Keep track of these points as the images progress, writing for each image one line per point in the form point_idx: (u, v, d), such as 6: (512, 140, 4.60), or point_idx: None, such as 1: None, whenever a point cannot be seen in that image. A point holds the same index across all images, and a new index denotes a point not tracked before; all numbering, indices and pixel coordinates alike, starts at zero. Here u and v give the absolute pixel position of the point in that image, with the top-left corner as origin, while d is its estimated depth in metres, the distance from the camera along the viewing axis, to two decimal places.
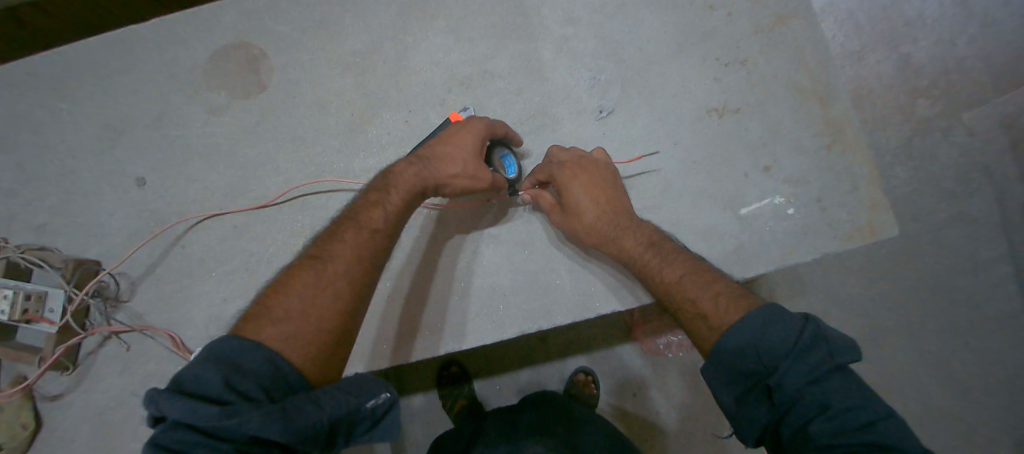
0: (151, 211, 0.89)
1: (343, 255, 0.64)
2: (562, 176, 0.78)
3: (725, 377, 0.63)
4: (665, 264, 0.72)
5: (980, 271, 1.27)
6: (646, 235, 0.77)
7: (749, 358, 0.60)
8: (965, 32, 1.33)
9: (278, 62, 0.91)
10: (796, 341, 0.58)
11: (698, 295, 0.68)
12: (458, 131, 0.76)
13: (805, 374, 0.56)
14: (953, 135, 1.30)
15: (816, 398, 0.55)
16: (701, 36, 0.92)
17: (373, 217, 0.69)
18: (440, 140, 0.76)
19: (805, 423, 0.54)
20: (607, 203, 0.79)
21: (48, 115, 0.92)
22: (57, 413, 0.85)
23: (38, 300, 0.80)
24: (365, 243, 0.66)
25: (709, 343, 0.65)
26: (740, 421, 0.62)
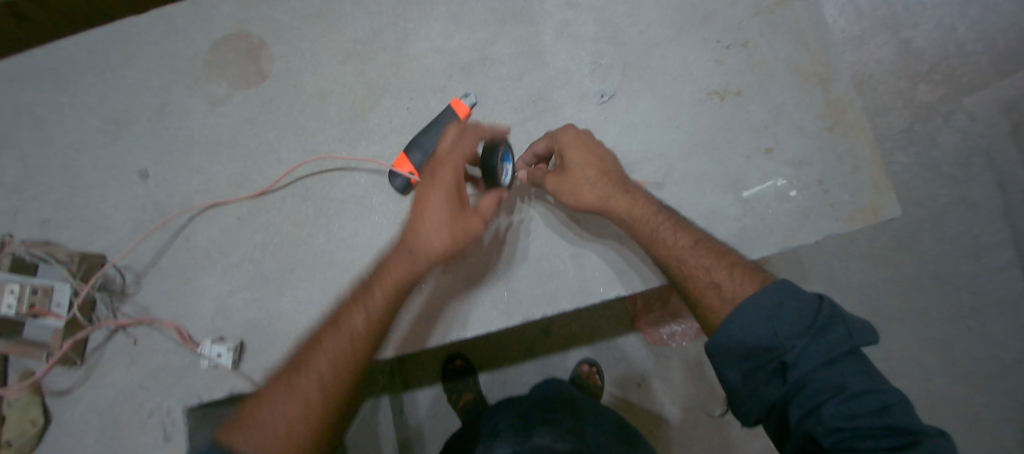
0: (154, 204, 0.89)
1: (325, 370, 0.67)
2: (561, 138, 0.78)
3: (738, 351, 0.63)
4: (677, 231, 0.73)
5: (983, 254, 1.27)
6: (648, 204, 0.76)
7: (764, 331, 0.61)
8: (966, 14, 1.32)
9: (278, 53, 0.90)
10: (815, 320, 0.60)
11: (712, 265, 0.70)
12: (424, 212, 0.71)
13: (823, 354, 0.58)
14: (955, 117, 1.30)
15: (831, 380, 0.57)
16: (702, 19, 0.91)
17: (352, 319, 0.71)
18: (411, 227, 0.72)
19: (818, 404, 0.56)
20: (607, 170, 0.78)
21: (50, 110, 0.92)
22: (65, 407, 0.85)
23: (44, 293, 0.79)
24: (341, 347, 0.69)
25: (721, 313, 0.67)
26: (744, 397, 0.63)
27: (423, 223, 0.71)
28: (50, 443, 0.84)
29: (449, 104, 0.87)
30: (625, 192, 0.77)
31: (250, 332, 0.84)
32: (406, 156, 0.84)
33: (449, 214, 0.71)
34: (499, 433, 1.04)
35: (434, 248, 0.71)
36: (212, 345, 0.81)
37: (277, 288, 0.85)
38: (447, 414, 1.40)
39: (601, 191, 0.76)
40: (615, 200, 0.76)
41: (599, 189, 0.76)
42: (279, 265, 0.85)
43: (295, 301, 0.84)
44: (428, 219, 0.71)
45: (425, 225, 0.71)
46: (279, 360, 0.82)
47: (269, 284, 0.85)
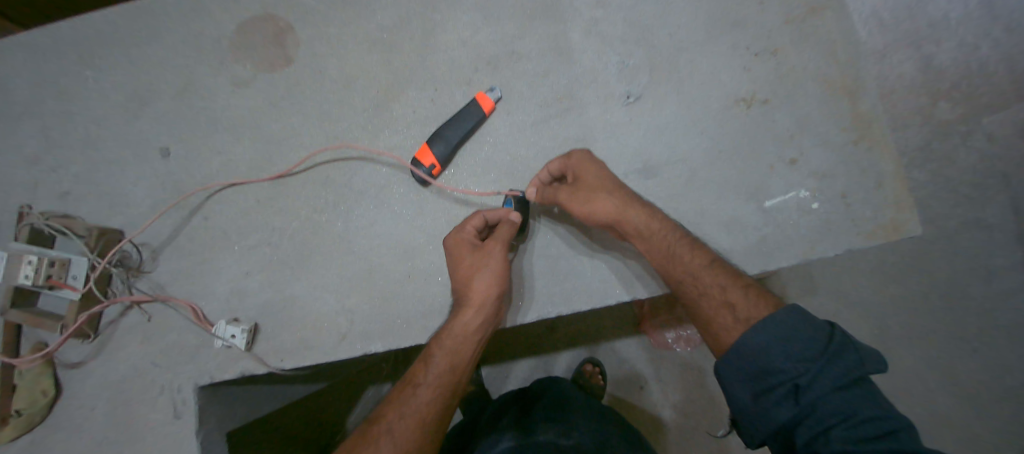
0: (174, 182, 0.89)
1: (403, 432, 0.71)
2: (576, 157, 0.78)
3: (751, 370, 0.63)
4: (695, 248, 0.73)
5: (997, 277, 1.25)
6: (665, 219, 0.75)
7: (779, 354, 0.61)
8: (992, 34, 1.31)
9: (304, 37, 0.90)
10: (828, 345, 0.61)
11: (728, 284, 0.69)
12: (471, 269, 0.75)
13: (835, 379, 0.58)
14: (975, 138, 1.29)
15: (842, 404, 0.56)
16: (731, 24, 0.91)
17: (418, 373, 0.75)
18: (460, 284, 0.76)
19: (827, 427, 0.56)
20: (622, 185, 0.77)
21: (73, 83, 0.92)
22: (77, 380, 0.85)
23: (61, 266, 0.80)
24: (414, 402, 0.73)
25: (734, 334, 0.66)
26: (752, 416, 0.64)
27: (473, 281, 0.74)
28: (60, 416, 0.85)
29: (473, 98, 0.87)
30: (643, 205, 0.75)
31: (264, 315, 0.84)
32: (428, 146, 0.84)
33: (483, 256, 0.75)
34: (503, 427, 1.04)
35: (490, 301, 0.75)
36: (227, 326, 0.82)
37: (294, 273, 0.85)
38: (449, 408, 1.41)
39: (617, 204, 0.74)
40: (633, 213, 0.73)
41: (616, 202, 0.74)
42: (296, 250, 0.85)
43: (311, 287, 0.84)
44: (477, 277, 0.74)
45: (476, 283, 0.74)
46: (292, 345, 0.82)
47: (285, 269, 0.85)
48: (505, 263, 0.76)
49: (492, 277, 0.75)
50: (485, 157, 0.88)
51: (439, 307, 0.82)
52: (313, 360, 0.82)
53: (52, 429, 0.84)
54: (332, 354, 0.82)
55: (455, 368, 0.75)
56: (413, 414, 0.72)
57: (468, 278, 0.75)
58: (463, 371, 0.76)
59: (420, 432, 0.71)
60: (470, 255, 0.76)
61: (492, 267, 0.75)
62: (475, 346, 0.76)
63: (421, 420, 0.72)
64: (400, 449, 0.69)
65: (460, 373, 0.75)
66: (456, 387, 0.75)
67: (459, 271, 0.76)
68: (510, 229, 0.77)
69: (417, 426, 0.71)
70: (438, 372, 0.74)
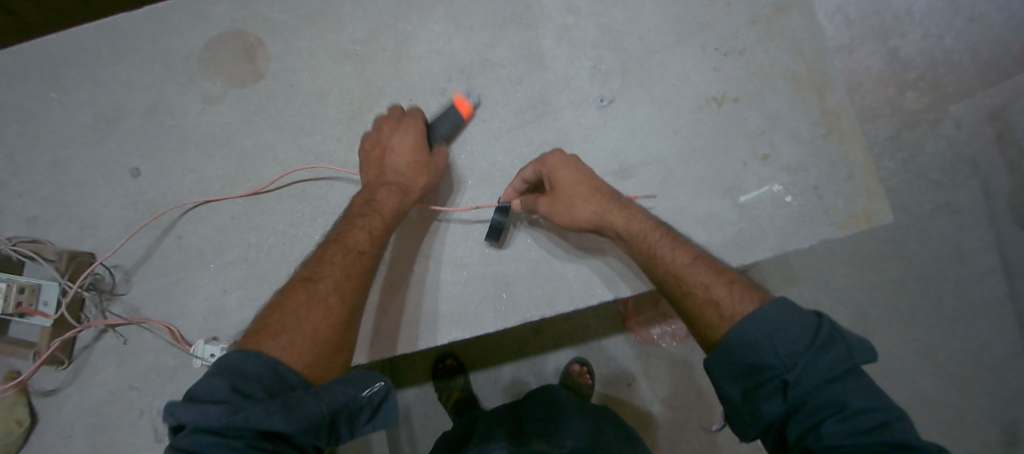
0: (146, 202, 0.87)
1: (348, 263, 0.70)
2: (549, 161, 0.77)
3: (740, 368, 0.64)
4: (675, 247, 0.73)
5: (969, 260, 1.29)
6: (643, 219, 0.77)
7: (766, 351, 0.62)
8: (954, 25, 1.35)
9: (274, 50, 0.89)
10: (814, 338, 0.61)
11: (711, 281, 0.70)
12: (377, 160, 0.79)
13: (823, 373, 0.59)
14: (942, 126, 1.32)
15: (832, 397, 0.58)
16: (700, 25, 0.92)
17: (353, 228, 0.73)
18: (391, 157, 0.78)
19: (819, 422, 0.57)
20: (598, 187, 0.78)
21: (38, 105, 0.90)
22: (53, 408, 0.83)
23: (32, 293, 0.78)
24: (348, 260, 0.70)
25: (721, 331, 0.67)
26: (743, 413, 0.64)
27: (406, 147, 0.77)
28: (37, 446, 0.83)
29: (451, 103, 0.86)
30: (621, 207, 0.77)
31: (245, 333, 0.83)
32: None
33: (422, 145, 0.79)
34: (493, 437, 1.04)
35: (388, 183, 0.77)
36: (206, 346, 0.81)
37: (273, 289, 0.84)
38: (440, 416, 1.41)
39: (596, 208, 0.76)
40: (611, 216, 0.76)
41: (594, 207, 0.76)
42: (274, 267, 0.84)
43: None
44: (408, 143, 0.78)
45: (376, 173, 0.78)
46: None
47: (264, 285, 0.84)
48: (407, 145, 0.78)
49: (390, 156, 0.78)
50: (461, 165, 0.88)
51: (426, 315, 0.84)
52: None
53: None
54: None
55: (356, 258, 0.71)
56: (314, 295, 0.67)
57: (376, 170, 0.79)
58: (366, 259, 0.72)
59: (355, 284, 0.70)
60: (378, 149, 0.79)
61: (394, 154, 0.78)
62: (373, 237, 0.73)
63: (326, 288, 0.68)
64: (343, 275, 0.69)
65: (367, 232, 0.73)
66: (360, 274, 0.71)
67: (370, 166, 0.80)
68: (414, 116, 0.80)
69: (330, 319, 0.65)
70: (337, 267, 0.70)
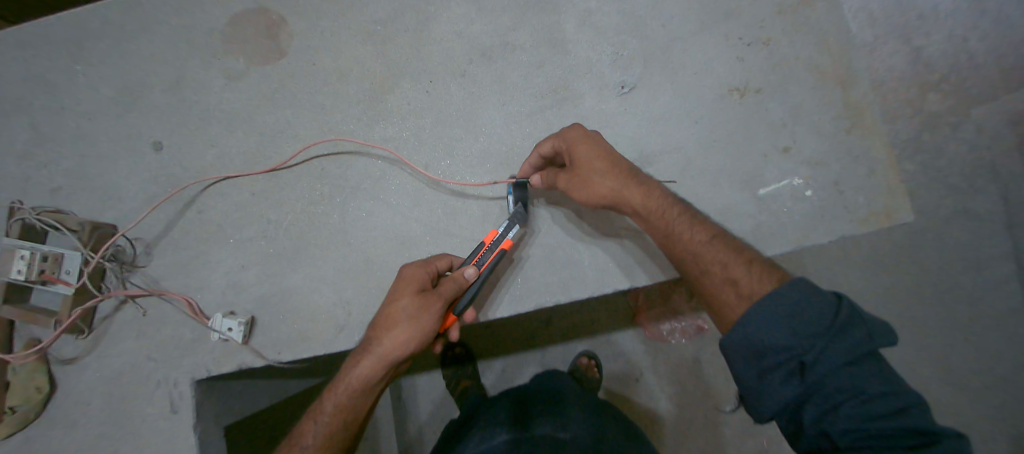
0: (167, 176, 0.88)
1: (345, 398, 0.70)
2: (569, 136, 0.76)
3: (756, 347, 0.62)
4: (693, 226, 0.73)
5: (989, 266, 1.27)
6: (664, 196, 0.74)
7: (783, 330, 0.60)
8: (980, 26, 1.32)
9: (296, 29, 0.90)
10: (834, 319, 0.59)
11: (730, 261, 0.69)
12: (398, 315, 0.69)
13: (841, 355, 0.58)
14: (964, 129, 1.30)
15: (849, 382, 0.57)
16: (725, 14, 0.91)
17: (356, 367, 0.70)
18: (389, 318, 0.70)
19: (835, 406, 0.57)
20: (618, 162, 0.75)
21: (63, 78, 0.91)
22: (73, 376, 0.85)
23: (55, 261, 0.80)
24: (348, 400, 0.70)
25: (738, 310, 0.67)
26: (757, 394, 0.63)
27: (401, 310, 0.69)
28: (56, 412, 0.84)
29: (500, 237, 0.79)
30: (640, 183, 0.74)
31: (262, 308, 0.83)
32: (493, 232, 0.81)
33: (421, 300, 0.69)
34: (499, 421, 1.04)
35: (392, 362, 0.69)
36: (223, 319, 0.81)
37: (290, 266, 0.84)
38: (447, 403, 1.42)
39: (614, 184, 0.73)
40: (630, 192, 0.73)
41: (612, 183, 0.73)
42: (292, 243, 0.85)
43: (308, 279, 0.84)
44: (405, 313, 0.69)
45: (390, 335, 0.69)
46: (290, 338, 0.82)
47: (281, 262, 0.85)
48: (436, 327, 0.69)
49: (407, 335, 0.68)
50: (480, 148, 0.88)
51: None
52: (313, 352, 0.82)
53: (48, 425, 0.84)
54: (332, 346, 0.82)
55: (346, 426, 0.71)
56: (309, 447, 0.70)
57: (385, 327, 0.69)
58: (355, 424, 0.72)
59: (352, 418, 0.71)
60: (407, 299, 0.70)
61: (418, 326, 0.68)
62: (369, 399, 0.71)
63: (319, 448, 0.70)
64: (341, 410, 0.70)
65: (362, 398, 0.70)
66: (350, 434, 0.72)
67: (387, 310, 0.71)
68: (456, 284, 0.71)
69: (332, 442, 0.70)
70: (328, 430, 0.70)
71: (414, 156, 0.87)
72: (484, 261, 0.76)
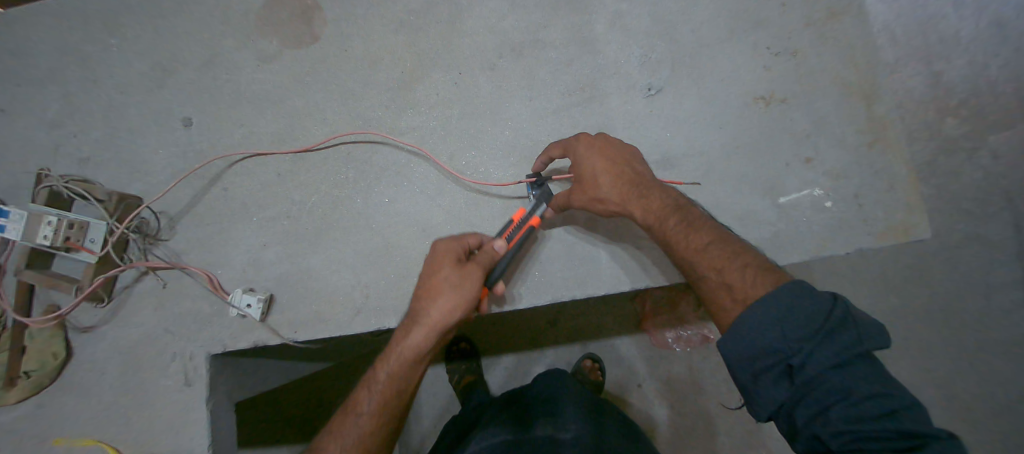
0: (196, 152, 0.89)
1: (396, 369, 0.70)
2: (575, 149, 0.75)
3: (746, 350, 0.58)
4: (690, 231, 0.68)
5: (999, 293, 1.26)
6: (663, 202, 0.71)
7: (771, 333, 0.56)
8: (1002, 53, 1.33)
9: (330, 15, 0.91)
10: (824, 321, 0.55)
11: (724, 265, 0.64)
12: (442, 286, 0.69)
13: (832, 357, 0.53)
14: (981, 155, 1.30)
15: (839, 383, 0.52)
16: (753, 24, 0.92)
17: (407, 338, 0.70)
18: (431, 290, 0.69)
19: (824, 408, 0.52)
20: (622, 171, 0.73)
21: (97, 50, 0.93)
22: (89, 344, 0.85)
23: (80, 230, 0.80)
24: (402, 371, 0.70)
25: (732, 316, 0.62)
26: (752, 395, 0.59)
27: (445, 284, 0.69)
28: (70, 379, 0.85)
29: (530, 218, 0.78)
30: (642, 192, 0.72)
31: (281, 286, 0.84)
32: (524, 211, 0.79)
33: (464, 271, 0.69)
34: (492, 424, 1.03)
35: (442, 329, 0.69)
36: (242, 295, 0.82)
37: (311, 246, 0.85)
38: (451, 398, 1.42)
39: (618, 196, 0.72)
40: (632, 205, 0.72)
41: (615, 195, 0.72)
42: (314, 225, 0.86)
43: (329, 261, 0.85)
44: (449, 286, 0.68)
45: (435, 305, 0.68)
46: (307, 318, 0.83)
47: (304, 242, 0.85)
48: (479, 293, 0.69)
49: (453, 305, 0.68)
50: (505, 141, 0.88)
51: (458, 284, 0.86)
52: (329, 333, 0.82)
53: (61, 392, 0.84)
54: (348, 328, 0.82)
55: (398, 394, 0.71)
56: (365, 414, 0.71)
57: (431, 296, 0.69)
58: (409, 392, 0.72)
59: (405, 388, 0.71)
60: (448, 270, 0.69)
61: (464, 294, 0.68)
62: (420, 370, 0.72)
63: (374, 415, 0.70)
64: (392, 381, 0.70)
65: (414, 367, 0.71)
66: (404, 405, 0.72)
67: (429, 281, 0.70)
68: (490, 256, 0.72)
69: (386, 414, 0.71)
70: (381, 398, 0.71)
71: (439, 146, 0.88)
72: (513, 238, 0.77)
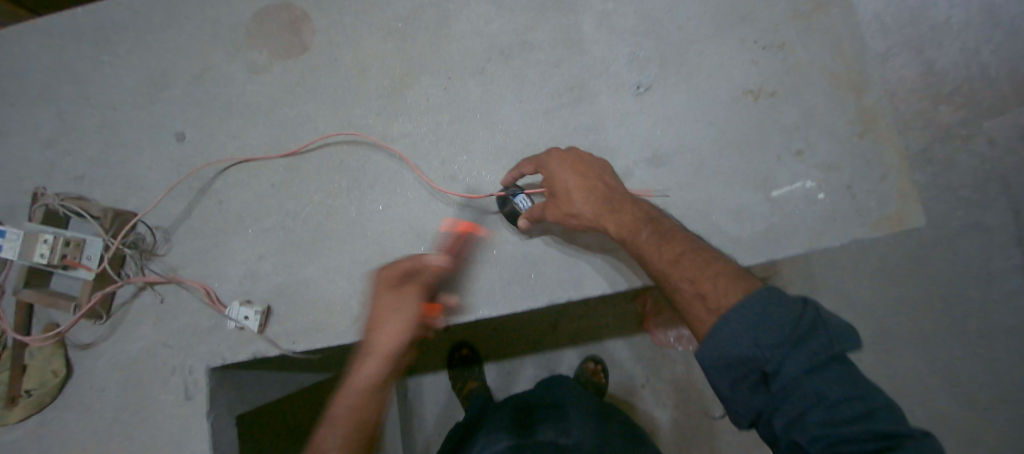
0: (189, 166, 0.90)
1: (354, 404, 0.65)
2: (546, 166, 0.76)
3: (721, 359, 0.56)
4: (661, 242, 0.67)
5: (997, 279, 1.26)
6: (634, 216, 0.71)
7: (744, 340, 0.55)
8: (993, 39, 1.33)
9: (319, 25, 0.91)
10: (794, 326, 0.54)
11: (697, 274, 0.62)
12: (386, 309, 0.70)
13: (804, 362, 0.52)
14: (976, 142, 1.30)
15: (813, 387, 0.51)
16: (741, 18, 0.92)
17: (359, 368, 0.68)
18: (376, 316, 0.70)
19: (800, 413, 0.51)
20: (594, 187, 0.74)
21: (88, 68, 0.93)
22: (89, 361, 0.85)
23: (76, 246, 0.80)
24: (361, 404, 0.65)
25: (706, 325, 0.59)
26: (732, 404, 0.57)
27: (388, 307, 0.70)
28: (71, 396, 0.85)
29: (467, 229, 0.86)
30: (613, 205, 0.72)
31: (278, 297, 0.84)
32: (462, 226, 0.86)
33: (406, 290, 0.71)
34: (493, 431, 1.03)
35: (392, 351, 0.68)
36: (241, 307, 0.82)
37: (306, 256, 0.85)
38: (453, 402, 1.42)
39: (591, 211, 0.73)
40: (606, 219, 0.71)
41: (589, 210, 0.73)
42: (309, 235, 0.86)
43: (325, 270, 0.85)
44: (392, 308, 0.69)
45: (383, 329, 0.68)
46: (304, 328, 0.83)
47: (299, 252, 0.86)
48: (424, 310, 0.70)
49: (402, 326, 0.68)
50: (496, 144, 0.89)
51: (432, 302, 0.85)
52: (327, 342, 0.82)
53: (62, 410, 0.85)
54: (346, 336, 0.82)
55: (362, 434, 0.64)
56: None
57: (376, 321, 0.69)
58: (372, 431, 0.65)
59: (367, 426, 0.65)
60: (389, 292, 0.71)
61: (408, 312, 0.69)
62: (381, 402, 0.67)
63: None
64: (352, 420, 0.64)
65: (372, 398, 0.66)
66: (368, 450, 0.64)
67: (374, 308, 0.71)
68: (430, 271, 0.76)
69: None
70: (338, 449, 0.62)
71: (430, 152, 0.88)
72: (452, 252, 0.83)
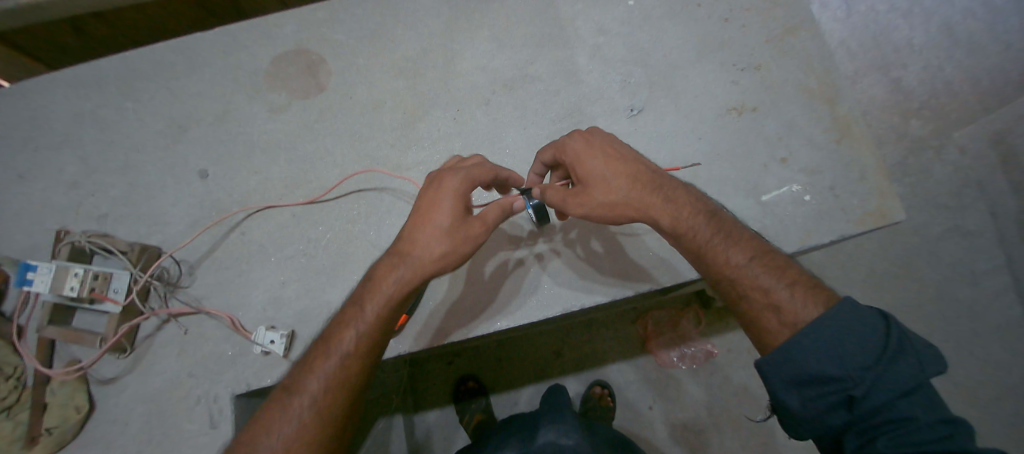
0: (213, 201, 0.94)
1: (358, 337, 0.67)
2: (570, 149, 0.75)
3: (797, 376, 0.59)
4: (730, 248, 0.69)
5: (980, 274, 1.33)
6: (695, 214, 0.72)
7: (830, 364, 0.57)
8: (948, 56, 1.46)
9: (335, 67, 0.99)
10: (883, 350, 0.57)
11: (772, 286, 0.64)
12: (426, 237, 0.68)
13: (895, 386, 0.55)
14: (947, 151, 1.40)
15: (901, 412, 0.54)
16: (719, 45, 1.02)
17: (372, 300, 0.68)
18: (412, 242, 0.69)
19: (875, 436, 0.54)
20: (632, 173, 0.73)
21: (114, 114, 0.99)
22: (111, 395, 0.86)
23: (103, 280, 0.83)
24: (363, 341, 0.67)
25: (780, 338, 0.62)
26: (799, 418, 0.60)
27: (420, 235, 0.68)
28: (92, 433, 0.85)
29: None
30: (666, 200, 0.72)
31: (302, 323, 0.87)
32: None
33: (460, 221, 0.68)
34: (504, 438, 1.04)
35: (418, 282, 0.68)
36: (266, 333, 0.84)
37: (328, 281, 0.89)
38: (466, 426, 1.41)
39: (637, 197, 0.71)
40: (657, 211, 0.71)
41: (633, 197, 0.71)
42: (331, 260, 0.90)
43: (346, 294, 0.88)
44: (426, 235, 0.68)
45: (415, 257, 0.68)
46: None
47: (321, 277, 0.89)
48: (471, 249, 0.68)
49: (437, 257, 0.67)
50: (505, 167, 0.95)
51: (469, 309, 0.89)
52: None
53: (84, 446, 0.85)
54: None
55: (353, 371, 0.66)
56: (308, 404, 0.64)
57: (411, 250, 0.68)
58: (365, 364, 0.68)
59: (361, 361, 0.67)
60: (439, 216, 0.68)
61: (456, 247, 0.67)
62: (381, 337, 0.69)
63: (320, 402, 0.64)
64: (340, 351, 0.67)
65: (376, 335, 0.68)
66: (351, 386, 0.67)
67: (414, 232, 0.69)
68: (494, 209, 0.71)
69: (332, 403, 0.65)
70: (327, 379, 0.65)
71: None
72: None
